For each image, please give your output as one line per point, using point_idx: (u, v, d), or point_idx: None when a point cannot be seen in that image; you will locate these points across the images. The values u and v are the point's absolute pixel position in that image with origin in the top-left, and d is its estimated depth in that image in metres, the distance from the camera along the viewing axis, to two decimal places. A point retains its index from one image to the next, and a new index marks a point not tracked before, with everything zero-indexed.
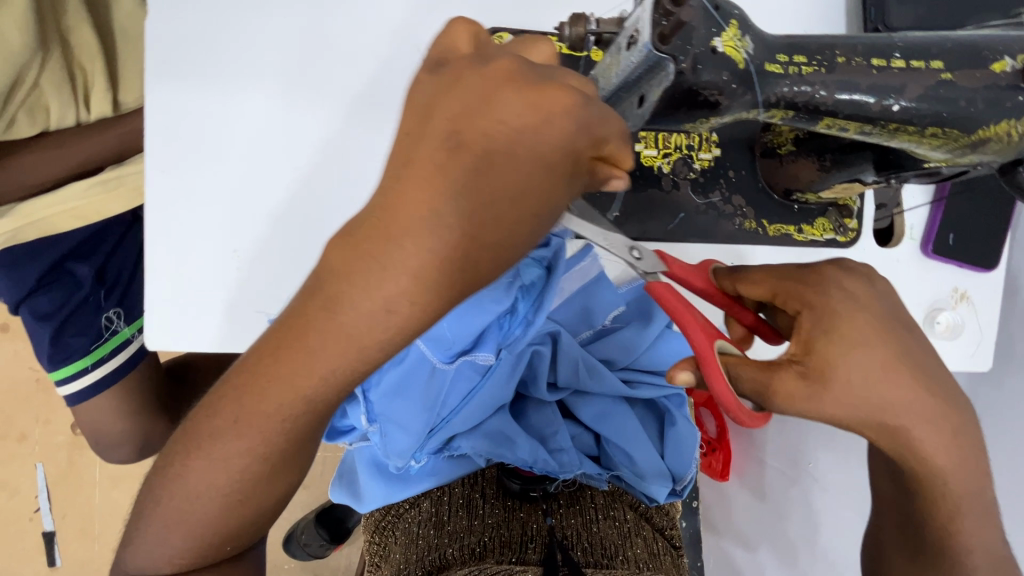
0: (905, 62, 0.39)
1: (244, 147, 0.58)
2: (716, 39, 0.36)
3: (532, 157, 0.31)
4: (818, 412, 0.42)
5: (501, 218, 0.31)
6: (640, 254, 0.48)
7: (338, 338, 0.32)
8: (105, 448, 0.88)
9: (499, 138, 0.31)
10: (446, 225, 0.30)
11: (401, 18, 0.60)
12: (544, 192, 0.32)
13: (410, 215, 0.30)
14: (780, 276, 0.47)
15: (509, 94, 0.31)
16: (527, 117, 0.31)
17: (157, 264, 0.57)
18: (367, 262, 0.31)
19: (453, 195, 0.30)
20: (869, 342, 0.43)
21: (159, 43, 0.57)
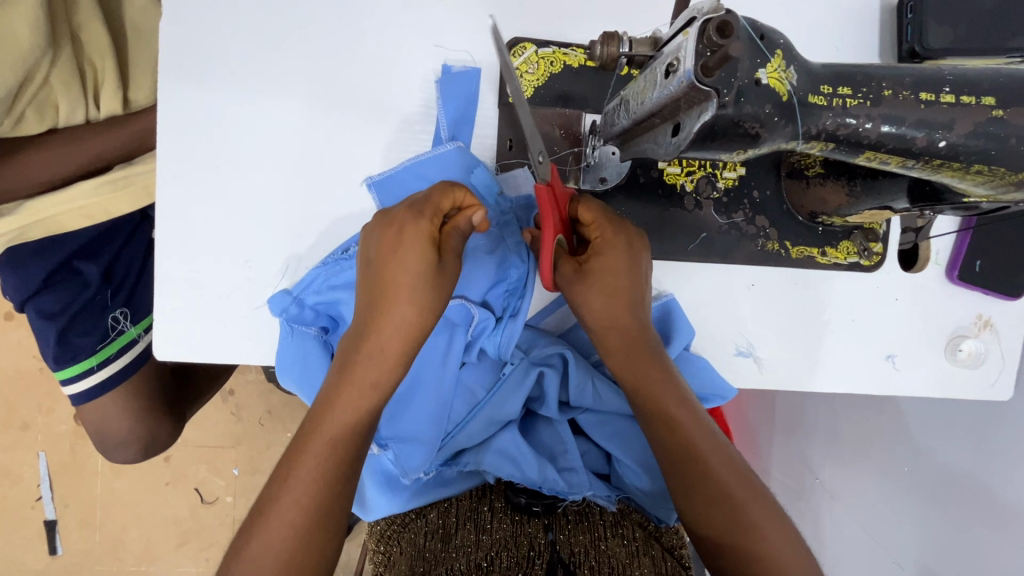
0: (955, 97, 0.37)
1: (258, 154, 0.56)
2: (760, 70, 0.34)
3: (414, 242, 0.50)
4: (568, 298, 0.57)
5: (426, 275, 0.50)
6: (541, 162, 0.53)
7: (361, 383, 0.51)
8: (109, 448, 0.87)
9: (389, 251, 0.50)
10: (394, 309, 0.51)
11: (422, 23, 0.58)
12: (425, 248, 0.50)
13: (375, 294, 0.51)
14: (608, 212, 0.55)
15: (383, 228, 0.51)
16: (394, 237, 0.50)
17: (167, 272, 0.56)
18: (366, 336, 0.51)
19: (399, 268, 0.50)
20: (611, 264, 0.55)
21: (173, 45, 0.55)
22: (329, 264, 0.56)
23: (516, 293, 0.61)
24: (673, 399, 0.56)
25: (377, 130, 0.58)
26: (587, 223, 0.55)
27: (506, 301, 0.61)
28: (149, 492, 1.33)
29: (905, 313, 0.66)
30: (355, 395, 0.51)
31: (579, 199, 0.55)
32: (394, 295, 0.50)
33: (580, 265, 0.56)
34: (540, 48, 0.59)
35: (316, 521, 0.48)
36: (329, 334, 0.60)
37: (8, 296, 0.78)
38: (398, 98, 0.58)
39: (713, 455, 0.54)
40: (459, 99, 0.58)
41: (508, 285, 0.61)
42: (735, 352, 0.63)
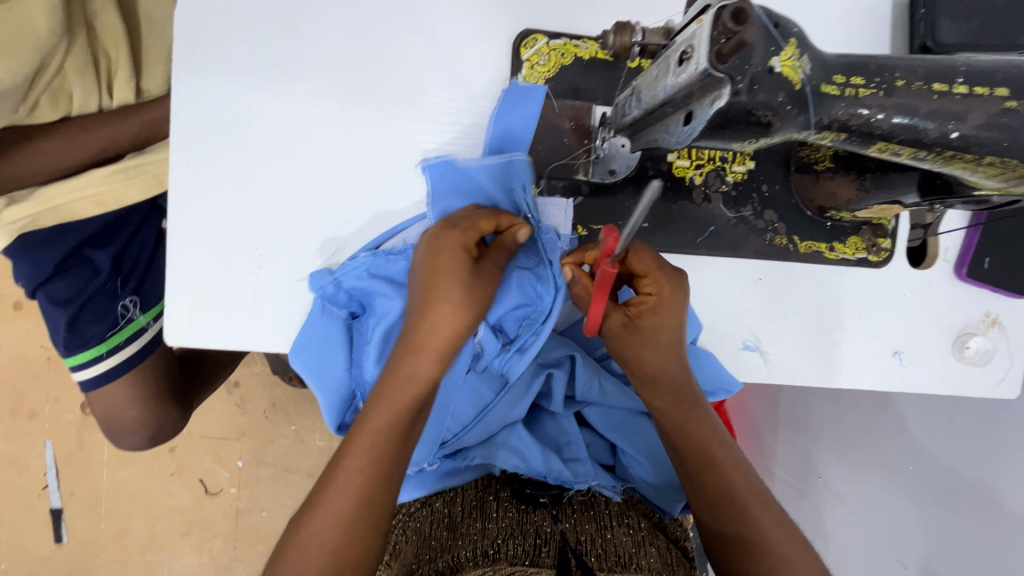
0: (968, 88, 0.37)
1: (270, 144, 0.57)
2: (774, 58, 0.34)
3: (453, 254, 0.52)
4: (611, 343, 0.56)
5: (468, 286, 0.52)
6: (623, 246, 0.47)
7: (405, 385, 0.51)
8: (117, 434, 0.88)
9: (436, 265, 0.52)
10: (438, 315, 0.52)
11: (434, 14, 0.58)
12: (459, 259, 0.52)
13: (424, 302, 0.52)
14: (661, 264, 0.53)
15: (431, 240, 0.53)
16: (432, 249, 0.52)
17: (179, 259, 0.57)
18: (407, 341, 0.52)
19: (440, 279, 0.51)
20: (659, 317, 0.53)
21: (188, 32, 0.55)
22: (375, 253, 0.57)
23: (532, 325, 0.58)
24: (707, 436, 0.56)
25: (389, 120, 0.58)
26: (639, 274, 0.53)
27: (520, 329, 0.59)
28: (154, 482, 1.34)
29: (913, 310, 0.66)
30: (405, 390, 0.51)
31: (631, 245, 0.53)
32: (439, 301, 0.51)
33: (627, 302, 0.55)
34: (552, 39, 0.59)
35: (366, 519, 0.49)
36: (356, 320, 0.60)
37: (20, 283, 0.79)
38: (411, 90, 0.58)
39: (745, 485, 0.55)
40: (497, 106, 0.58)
41: (523, 309, 0.59)
42: (741, 346, 0.63)
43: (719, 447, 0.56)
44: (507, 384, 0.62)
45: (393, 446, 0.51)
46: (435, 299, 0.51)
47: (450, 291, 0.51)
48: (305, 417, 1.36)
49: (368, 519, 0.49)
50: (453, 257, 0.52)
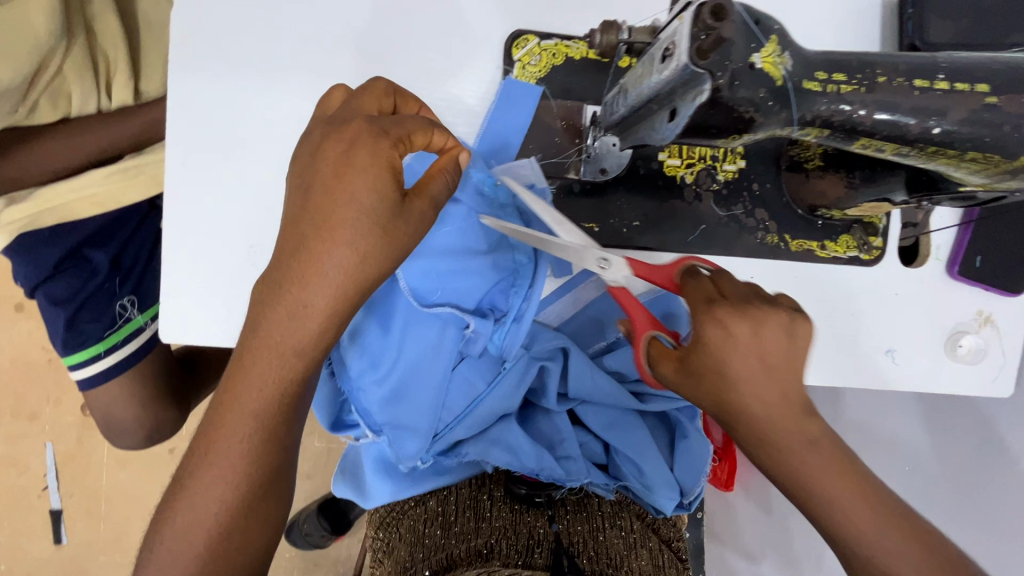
0: (949, 84, 0.38)
1: (264, 144, 0.58)
2: (755, 54, 0.34)
3: (352, 173, 0.41)
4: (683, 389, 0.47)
5: (377, 215, 0.41)
6: (607, 263, 0.52)
7: (274, 349, 0.42)
8: (114, 433, 0.88)
9: (343, 195, 0.41)
10: (323, 252, 0.41)
11: (428, 14, 0.59)
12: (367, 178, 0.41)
13: (308, 236, 0.41)
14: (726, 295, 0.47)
15: (331, 149, 0.42)
16: (342, 156, 0.42)
17: (174, 256, 0.57)
18: (274, 286, 0.42)
19: (344, 198, 0.41)
20: (745, 352, 0.44)
21: (184, 33, 0.56)
22: None
23: (521, 292, 0.60)
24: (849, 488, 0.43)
25: None
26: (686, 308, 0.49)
27: (510, 301, 0.60)
28: (153, 483, 1.34)
29: (906, 309, 0.66)
30: (272, 362, 0.43)
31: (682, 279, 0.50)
32: (330, 232, 0.41)
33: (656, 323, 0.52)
34: (543, 40, 0.59)
35: (242, 501, 0.44)
36: None
37: (20, 283, 0.79)
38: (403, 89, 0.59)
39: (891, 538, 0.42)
40: (494, 106, 0.59)
41: (512, 283, 0.60)
42: None
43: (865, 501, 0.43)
44: (501, 369, 0.61)
45: (270, 424, 0.44)
46: (321, 230, 0.41)
47: (346, 216, 0.41)
48: None
49: (253, 504, 0.45)
50: (369, 175, 0.41)
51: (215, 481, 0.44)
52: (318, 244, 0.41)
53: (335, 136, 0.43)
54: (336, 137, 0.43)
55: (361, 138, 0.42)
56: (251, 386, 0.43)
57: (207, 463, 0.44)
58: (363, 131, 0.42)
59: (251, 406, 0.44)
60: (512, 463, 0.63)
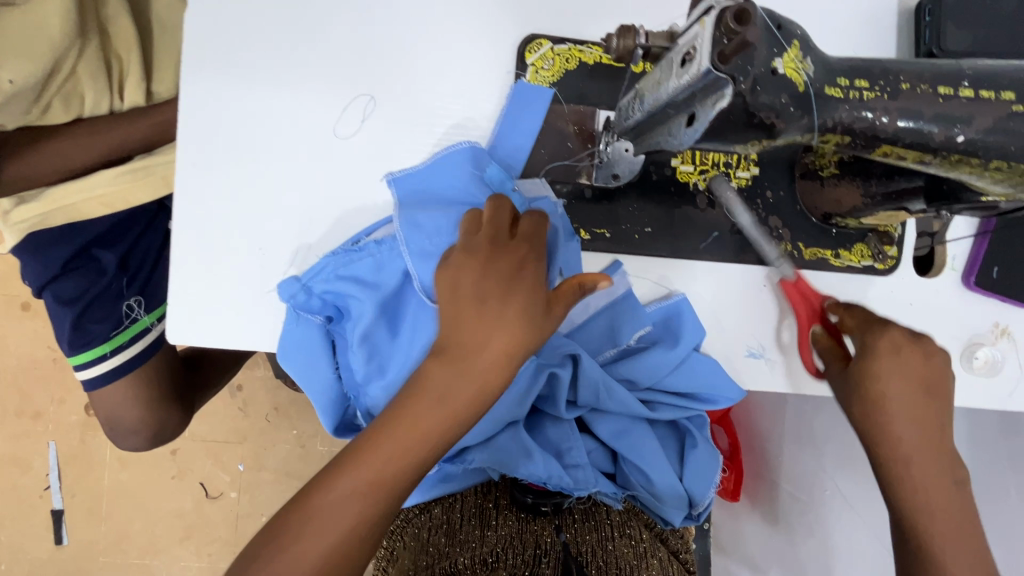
0: (973, 92, 0.37)
1: (274, 146, 0.57)
2: (777, 59, 0.34)
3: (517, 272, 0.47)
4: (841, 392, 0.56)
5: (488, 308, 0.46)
6: (779, 260, 0.61)
7: (414, 435, 0.45)
8: (119, 433, 0.88)
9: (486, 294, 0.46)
10: (495, 340, 0.46)
11: (443, 18, 0.59)
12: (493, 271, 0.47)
13: (476, 326, 0.46)
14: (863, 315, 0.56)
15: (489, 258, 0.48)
16: (491, 265, 0.47)
17: (182, 258, 0.57)
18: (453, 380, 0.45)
19: (478, 289, 0.47)
20: (904, 359, 0.54)
21: (198, 34, 0.56)
22: (338, 252, 0.56)
23: None
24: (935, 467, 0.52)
25: (395, 124, 0.58)
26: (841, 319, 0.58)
27: None
28: (155, 484, 1.34)
29: (920, 319, 0.65)
30: (438, 420, 0.45)
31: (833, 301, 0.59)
32: (494, 316, 0.46)
33: (816, 312, 0.60)
34: (556, 45, 0.59)
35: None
36: (333, 324, 0.59)
37: (27, 281, 0.79)
38: (415, 91, 0.58)
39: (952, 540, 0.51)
40: (502, 109, 0.59)
41: None
42: (747, 353, 0.62)
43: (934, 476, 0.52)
44: (510, 375, 0.60)
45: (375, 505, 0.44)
46: (491, 327, 0.46)
47: (503, 315, 0.46)
48: (307, 423, 1.36)
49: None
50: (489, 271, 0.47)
51: (358, 504, 0.44)
52: (488, 329, 0.46)
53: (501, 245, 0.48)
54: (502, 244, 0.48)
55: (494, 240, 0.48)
56: (442, 405, 0.45)
57: (286, 553, 0.42)
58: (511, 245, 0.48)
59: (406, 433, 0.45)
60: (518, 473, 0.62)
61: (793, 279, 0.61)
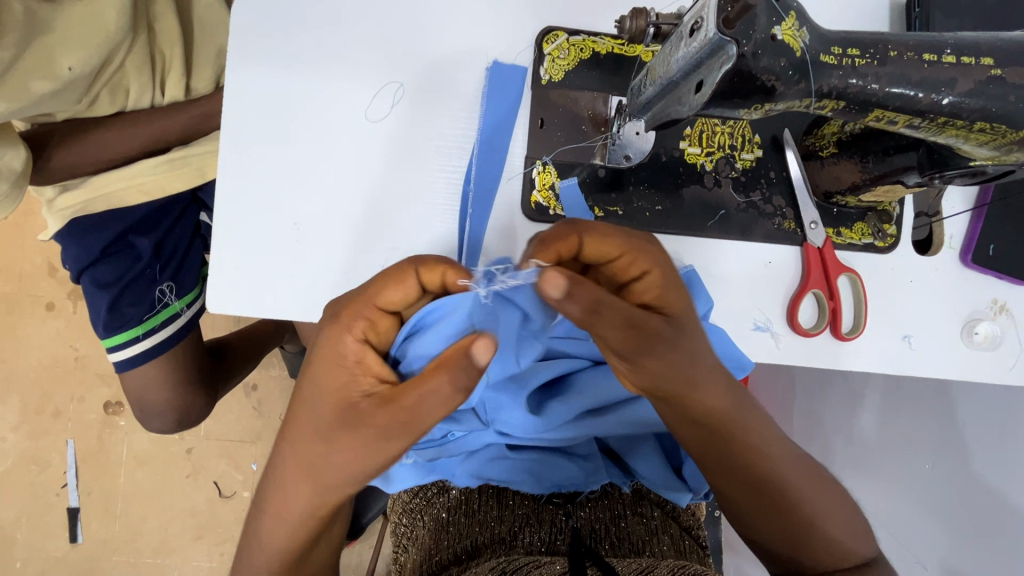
0: (956, 58, 0.41)
1: (309, 128, 0.62)
2: (776, 27, 0.38)
3: (350, 367, 0.49)
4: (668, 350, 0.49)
5: (332, 410, 0.48)
6: (814, 228, 0.65)
7: (289, 510, 0.52)
8: (145, 415, 0.92)
9: (331, 388, 0.49)
10: (335, 443, 0.48)
11: (466, 11, 0.63)
12: (335, 375, 0.49)
13: (307, 419, 0.50)
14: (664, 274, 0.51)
15: (336, 343, 0.49)
16: (337, 359, 0.49)
17: (223, 233, 0.61)
18: (305, 471, 0.50)
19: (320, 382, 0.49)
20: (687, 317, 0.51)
21: (241, 27, 0.61)
22: None
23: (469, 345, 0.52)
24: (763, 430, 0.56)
25: (422, 108, 0.62)
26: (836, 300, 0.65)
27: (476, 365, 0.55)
28: (170, 483, 1.36)
29: (919, 296, 0.68)
30: (302, 501, 0.51)
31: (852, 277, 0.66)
32: (326, 420, 0.49)
33: (828, 280, 0.65)
34: (571, 36, 0.63)
35: None
36: None
37: (68, 266, 0.84)
38: (440, 78, 0.63)
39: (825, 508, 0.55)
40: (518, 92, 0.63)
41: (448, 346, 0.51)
42: (753, 326, 0.66)
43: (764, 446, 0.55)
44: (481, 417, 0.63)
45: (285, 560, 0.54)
46: (332, 431, 0.48)
47: (335, 410, 0.48)
48: None
49: None
50: (342, 361, 0.49)
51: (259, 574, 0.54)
52: (330, 429, 0.48)
53: (351, 326, 0.49)
54: (356, 322, 0.49)
55: (349, 322, 0.49)
56: (297, 495, 0.51)
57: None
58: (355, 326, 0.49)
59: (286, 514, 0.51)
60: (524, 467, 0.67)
61: (819, 247, 0.65)
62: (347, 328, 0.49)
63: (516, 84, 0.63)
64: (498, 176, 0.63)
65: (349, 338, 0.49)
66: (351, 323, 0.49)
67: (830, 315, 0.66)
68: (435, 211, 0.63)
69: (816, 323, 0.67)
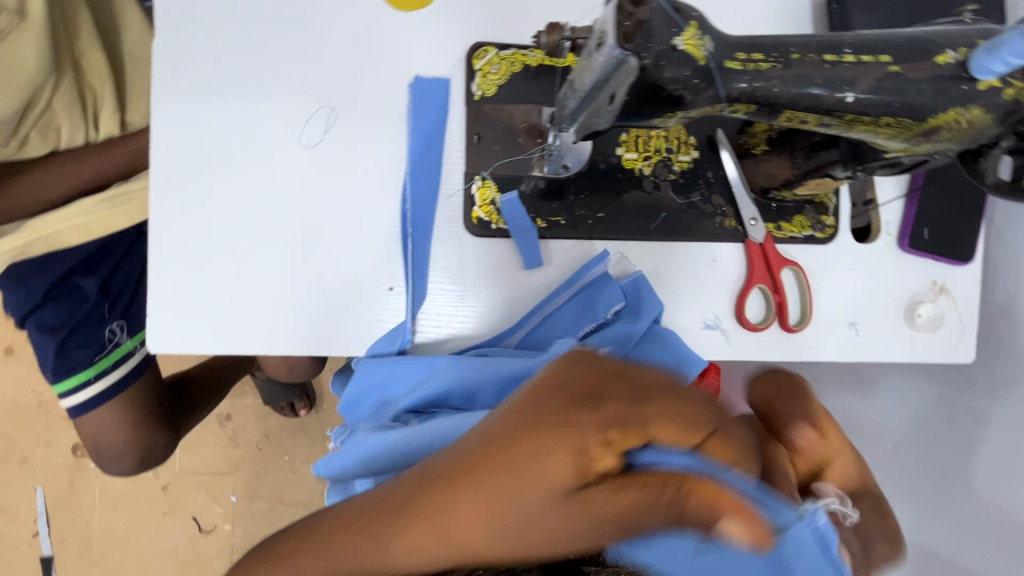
0: (856, 57, 0.42)
1: (242, 158, 0.61)
2: (677, 37, 0.38)
3: (528, 479, 0.33)
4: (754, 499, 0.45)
5: (492, 521, 0.33)
6: (754, 223, 0.66)
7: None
8: (104, 460, 0.90)
9: (500, 492, 0.33)
10: (471, 548, 0.34)
11: (393, 32, 0.63)
12: (518, 482, 0.33)
13: (434, 503, 0.35)
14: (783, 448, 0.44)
15: (527, 448, 0.33)
16: (541, 457, 0.33)
17: (160, 270, 0.60)
18: (396, 573, 0.35)
19: (491, 484, 0.33)
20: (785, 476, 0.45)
21: (164, 61, 0.60)
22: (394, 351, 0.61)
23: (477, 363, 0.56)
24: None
25: (357, 131, 0.62)
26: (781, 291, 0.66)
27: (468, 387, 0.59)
28: (147, 522, 1.33)
29: (861, 283, 0.69)
30: None
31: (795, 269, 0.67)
32: (475, 527, 0.34)
33: (771, 274, 0.66)
34: (501, 50, 0.64)
35: None
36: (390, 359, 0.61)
37: (11, 312, 0.81)
38: (372, 100, 0.62)
39: None
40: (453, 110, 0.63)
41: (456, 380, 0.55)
42: (703, 325, 0.67)
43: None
44: None
45: None
46: (474, 541, 0.34)
47: (490, 519, 0.34)
48: (299, 447, 1.37)
49: None
50: (529, 462, 0.33)
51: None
52: (462, 532, 0.34)
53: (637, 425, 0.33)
54: (560, 433, 0.33)
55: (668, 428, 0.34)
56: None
57: None
58: (627, 428, 0.33)
59: (331, 563, 0.36)
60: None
61: (761, 242, 0.66)
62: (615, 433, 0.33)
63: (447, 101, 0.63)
64: (437, 193, 0.63)
65: (593, 438, 0.33)
66: (668, 433, 0.34)
67: (776, 306, 0.67)
68: (377, 234, 0.62)
69: (764, 315, 0.68)
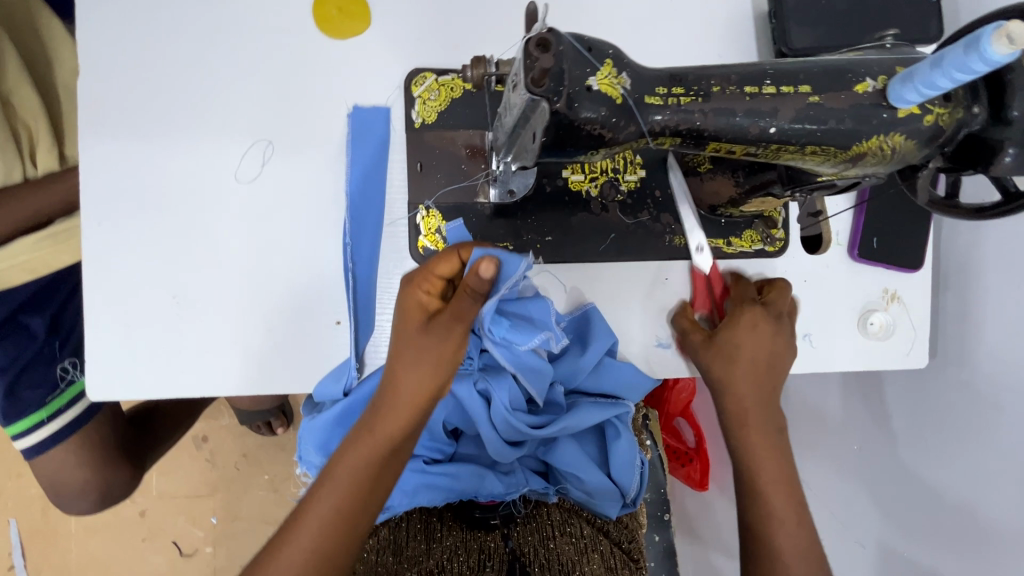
0: (776, 88, 0.41)
1: (178, 196, 0.59)
2: (590, 78, 0.38)
3: (414, 309, 0.51)
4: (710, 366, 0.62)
5: (416, 339, 0.51)
6: (700, 248, 0.65)
7: (359, 451, 0.52)
8: (65, 499, 0.88)
9: (406, 335, 0.52)
10: (415, 374, 0.51)
11: (330, 58, 0.62)
12: (412, 303, 0.51)
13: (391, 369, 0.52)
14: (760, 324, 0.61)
15: (406, 300, 0.52)
16: (415, 312, 0.51)
17: (97, 315, 0.59)
18: (381, 410, 0.52)
19: (402, 337, 0.52)
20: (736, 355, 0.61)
21: (92, 102, 0.59)
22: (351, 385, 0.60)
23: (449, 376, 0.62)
24: (765, 426, 0.59)
25: (296, 165, 0.61)
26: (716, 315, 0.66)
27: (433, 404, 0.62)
28: (124, 549, 1.31)
29: (814, 294, 0.69)
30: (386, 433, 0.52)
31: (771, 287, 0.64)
32: (401, 348, 0.52)
33: (714, 303, 0.66)
34: (440, 76, 0.63)
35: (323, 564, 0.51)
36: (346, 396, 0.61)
37: None
38: (311, 132, 0.61)
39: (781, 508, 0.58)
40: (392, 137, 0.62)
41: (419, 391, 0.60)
42: (655, 343, 0.67)
43: (763, 452, 0.59)
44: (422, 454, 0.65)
45: (340, 519, 0.51)
46: (409, 359, 0.51)
47: (409, 342, 0.51)
48: (276, 465, 1.35)
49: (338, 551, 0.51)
50: (410, 307, 0.52)
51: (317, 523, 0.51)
52: (399, 364, 0.52)
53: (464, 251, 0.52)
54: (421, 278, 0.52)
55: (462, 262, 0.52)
56: (366, 446, 0.52)
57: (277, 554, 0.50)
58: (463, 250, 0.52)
59: (353, 458, 0.52)
60: (451, 494, 0.66)
61: (707, 271, 0.65)
62: (446, 267, 0.51)
63: (382, 129, 0.62)
64: (380, 224, 0.62)
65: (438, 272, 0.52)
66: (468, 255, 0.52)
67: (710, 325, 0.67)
68: (322, 268, 0.61)
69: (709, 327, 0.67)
